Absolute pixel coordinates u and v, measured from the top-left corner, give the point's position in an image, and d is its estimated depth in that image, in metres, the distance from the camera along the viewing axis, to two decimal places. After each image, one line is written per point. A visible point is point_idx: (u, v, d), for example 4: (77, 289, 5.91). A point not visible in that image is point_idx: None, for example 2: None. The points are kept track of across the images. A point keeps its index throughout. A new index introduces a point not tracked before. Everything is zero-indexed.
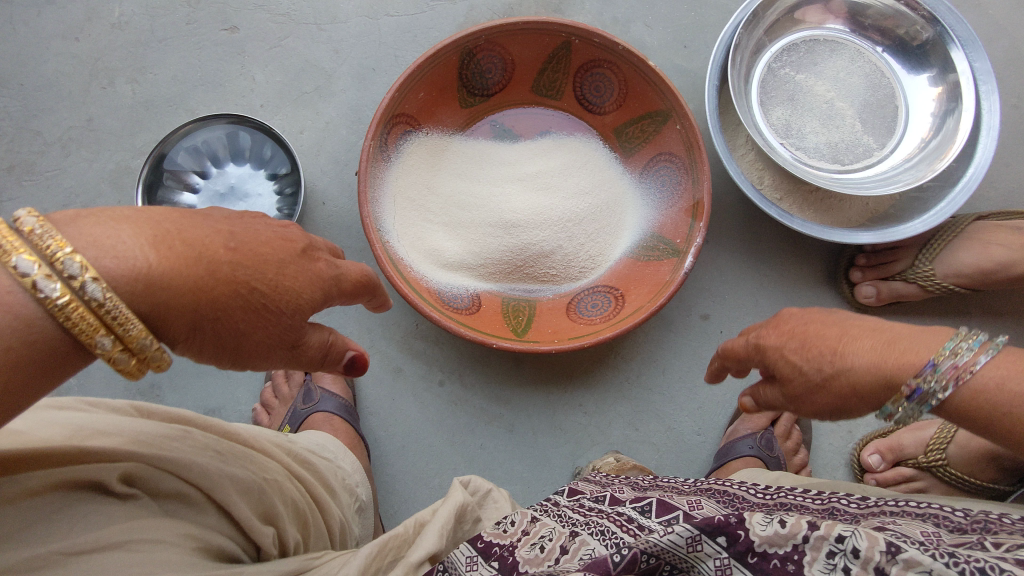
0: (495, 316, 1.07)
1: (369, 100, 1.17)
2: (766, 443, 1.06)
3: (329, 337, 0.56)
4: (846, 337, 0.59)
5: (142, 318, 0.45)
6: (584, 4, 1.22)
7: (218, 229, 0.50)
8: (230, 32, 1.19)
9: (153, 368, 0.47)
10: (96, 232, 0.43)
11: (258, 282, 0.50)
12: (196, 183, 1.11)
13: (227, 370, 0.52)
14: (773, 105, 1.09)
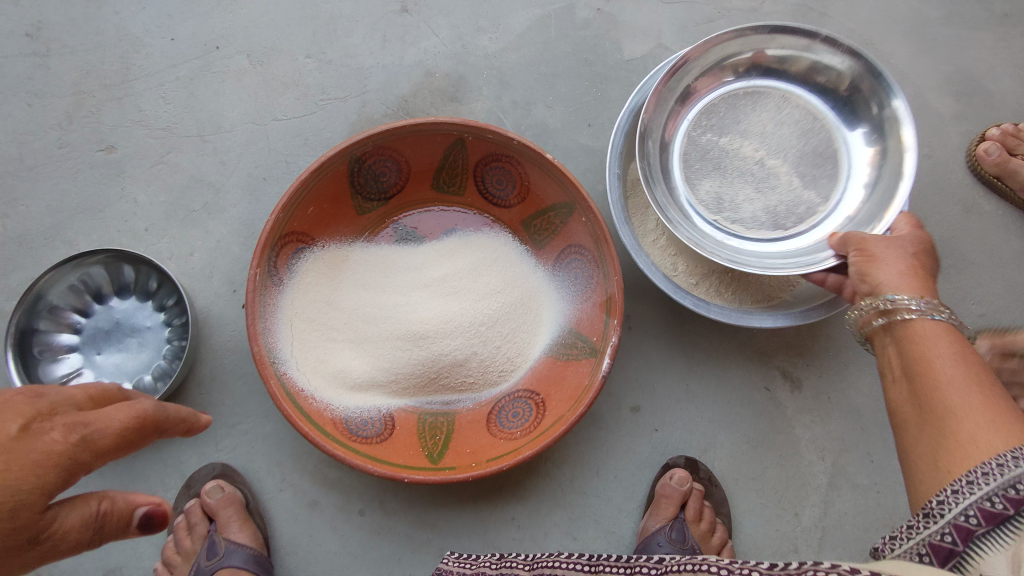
0: (411, 438, 1.00)
1: (262, 212, 1.11)
2: (679, 534, 1.00)
3: (97, 506, 0.57)
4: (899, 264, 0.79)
5: None
6: (481, 89, 1.17)
7: None
8: (107, 152, 1.11)
9: None
10: None
11: None
12: (78, 322, 1.03)
13: None
14: (700, 177, 1.01)
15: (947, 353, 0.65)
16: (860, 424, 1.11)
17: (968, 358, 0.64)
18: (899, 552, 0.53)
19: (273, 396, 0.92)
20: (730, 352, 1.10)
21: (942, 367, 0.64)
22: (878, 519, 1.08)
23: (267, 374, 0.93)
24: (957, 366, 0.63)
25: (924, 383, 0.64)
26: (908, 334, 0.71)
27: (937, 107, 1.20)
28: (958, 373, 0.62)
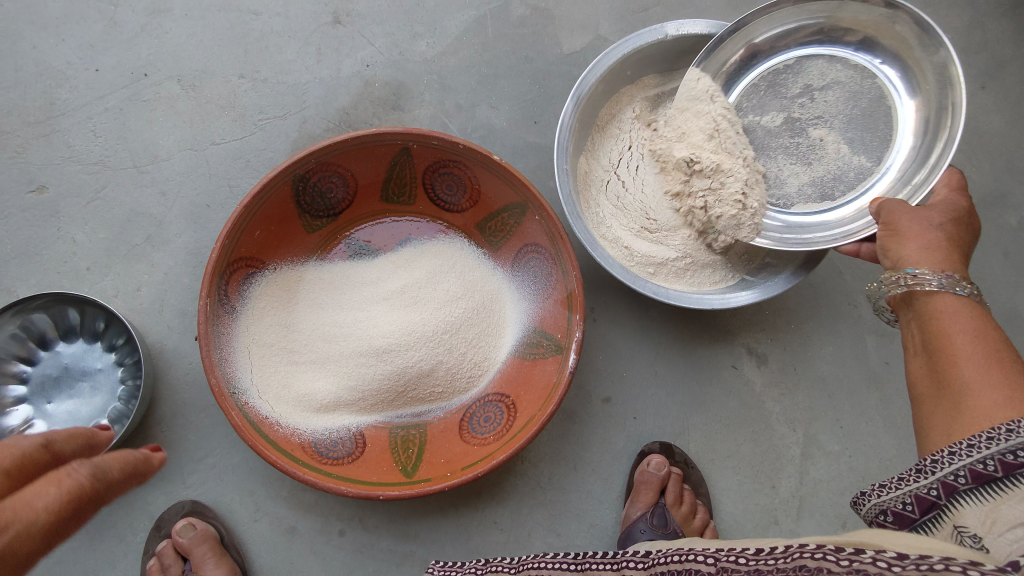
0: (383, 455, 0.98)
1: (209, 240, 1.07)
2: (660, 519, 1.01)
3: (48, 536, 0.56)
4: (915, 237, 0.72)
5: None
6: (423, 96, 1.16)
7: None
8: (38, 193, 1.07)
9: None
10: None
11: None
12: (24, 371, 0.99)
13: None
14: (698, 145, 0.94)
15: (967, 331, 0.62)
16: (826, 393, 1.13)
17: (990, 335, 0.61)
18: (885, 498, 0.62)
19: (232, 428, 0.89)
20: (694, 334, 1.12)
21: (962, 345, 0.61)
22: (853, 483, 1.11)
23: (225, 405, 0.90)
24: (977, 344, 0.60)
25: (942, 360, 0.61)
26: (927, 314, 0.66)
27: None
28: (978, 352, 0.59)
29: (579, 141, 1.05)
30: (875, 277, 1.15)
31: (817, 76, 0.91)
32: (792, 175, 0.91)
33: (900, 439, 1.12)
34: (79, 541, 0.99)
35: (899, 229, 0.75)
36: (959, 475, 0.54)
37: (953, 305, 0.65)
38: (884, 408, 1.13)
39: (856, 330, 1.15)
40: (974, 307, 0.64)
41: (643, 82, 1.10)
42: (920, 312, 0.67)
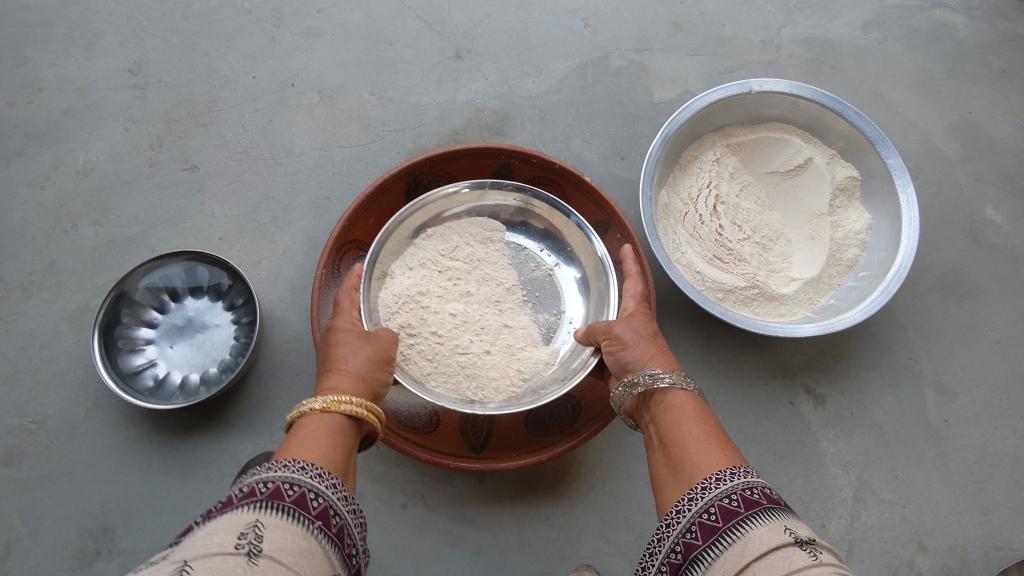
0: (453, 433, 1.06)
1: (325, 228, 1.22)
2: None
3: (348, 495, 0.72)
4: (686, 424, 0.79)
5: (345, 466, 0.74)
6: (524, 126, 1.28)
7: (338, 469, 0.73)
8: (190, 172, 1.24)
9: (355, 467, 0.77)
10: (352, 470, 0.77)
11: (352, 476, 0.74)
12: (154, 319, 1.14)
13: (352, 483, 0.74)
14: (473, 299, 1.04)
15: (691, 422, 0.80)
16: (882, 441, 1.15)
17: (708, 425, 0.79)
18: None
19: (366, 385, 0.87)
20: (754, 368, 1.17)
21: (688, 434, 0.78)
22: (903, 534, 1.11)
23: (354, 364, 0.86)
24: (694, 429, 0.78)
25: (676, 445, 0.78)
26: (660, 408, 0.84)
27: (944, 149, 1.28)
28: (700, 437, 0.77)
29: (663, 174, 1.16)
30: (937, 337, 1.20)
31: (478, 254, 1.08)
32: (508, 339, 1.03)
33: (955, 497, 1.13)
34: (174, 478, 1.11)
35: (625, 340, 0.92)
36: (693, 529, 0.66)
37: (681, 399, 0.83)
38: (940, 464, 1.14)
39: (916, 385, 1.18)
40: (697, 400, 0.83)
41: (725, 131, 1.20)
42: (654, 409, 0.85)
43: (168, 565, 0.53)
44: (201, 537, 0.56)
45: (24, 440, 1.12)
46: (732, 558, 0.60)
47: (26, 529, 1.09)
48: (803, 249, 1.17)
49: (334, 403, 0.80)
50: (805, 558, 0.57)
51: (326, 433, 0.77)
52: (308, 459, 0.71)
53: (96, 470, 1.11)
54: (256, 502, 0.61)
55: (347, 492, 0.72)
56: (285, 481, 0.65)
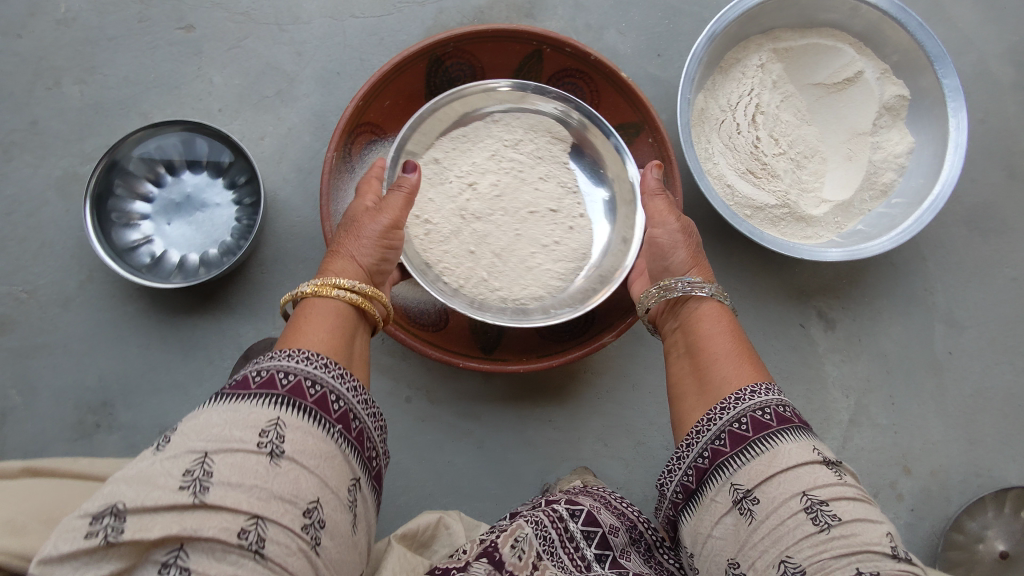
0: (463, 332, 1.04)
1: (334, 106, 1.13)
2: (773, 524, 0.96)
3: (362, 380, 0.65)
4: (716, 338, 0.71)
5: (346, 343, 0.66)
6: (556, 10, 1.17)
7: (345, 347, 0.65)
8: (185, 32, 1.13)
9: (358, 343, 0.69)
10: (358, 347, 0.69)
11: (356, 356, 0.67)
12: (150, 192, 1.07)
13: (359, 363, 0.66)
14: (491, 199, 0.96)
15: (724, 333, 0.72)
16: (885, 368, 1.16)
17: (738, 338, 0.71)
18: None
19: (366, 271, 0.77)
20: (770, 288, 1.15)
21: (716, 346, 0.70)
22: (892, 457, 1.14)
23: (353, 248, 0.77)
24: (722, 342, 0.70)
25: (704, 359, 0.70)
26: (691, 318, 0.75)
27: (998, 74, 1.20)
28: (732, 350, 0.69)
29: (703, 76, 1.08)
30: (956, 270, 1.18)
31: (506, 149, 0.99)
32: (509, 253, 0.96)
33: (947, 427, 1.16)
34: (174, 357, 1.08)
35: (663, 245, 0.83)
36: (722, 437, 0.61)
37: (713, 311, 0.75)
38: (938, 394, 1.16)
39: (927, 315, 1.17)
40: (729, 313, 0.75)
41: (774, 33, 1.11)
42: (683, 320, 0.76)
43: (188, 453, 0.50)
44: (219, 424, 0.52)
45: (15, 309, 1.08)
46: (758, 467, 0.57)
47: (22, 398, 1.07)
48: (838, 170, 1.12)
49: (326, 286, 0.70)
50: (829, 476, 0.56)
51: (326, 318, 0.67)
52: (311, 347, 0.62)
53: (92, 344, 1.08)
54: (275, 397, 0.55)
55: (364, 391, 0.62)
56: (306, 375, 0.58)
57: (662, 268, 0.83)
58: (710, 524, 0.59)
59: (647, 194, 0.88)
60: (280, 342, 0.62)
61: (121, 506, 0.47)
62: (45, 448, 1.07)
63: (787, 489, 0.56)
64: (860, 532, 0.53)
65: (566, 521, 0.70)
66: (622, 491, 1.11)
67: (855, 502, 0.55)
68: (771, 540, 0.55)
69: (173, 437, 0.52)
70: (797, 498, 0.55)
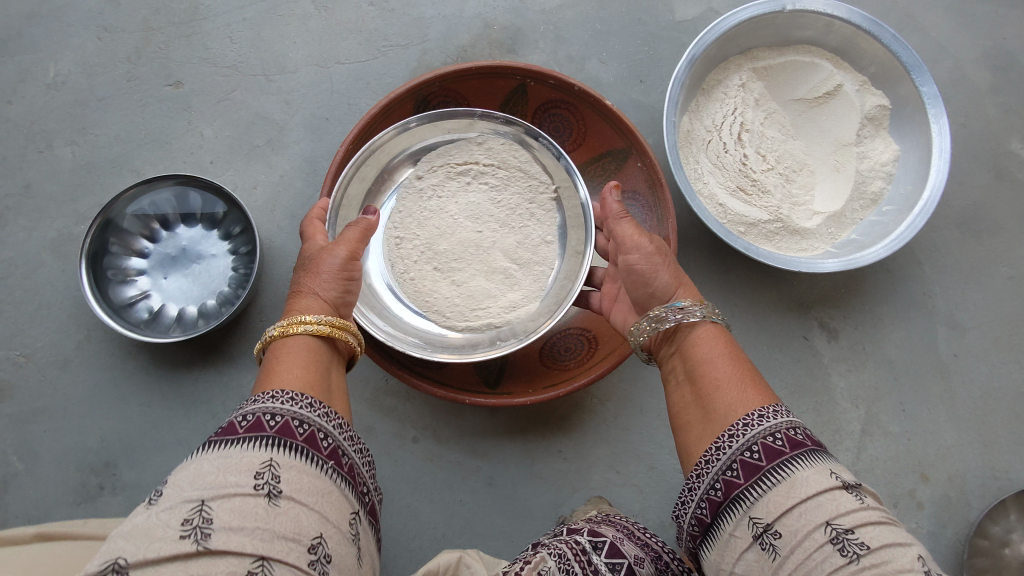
0: (465, 367, 1.03)
1: (324, 152, 1.14)
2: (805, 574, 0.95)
3: (345, 408, 0.64)
4: (714, 364, 0.70)
5: (320, 377, 0.65)
6: (537, 44, 1.19)
7: (320, 381, 0.64)
8: (174, 88, 1.14)
9: (333, 374, 0.68)
10: (336, 380, 0.67)
11: (334, 389, 0.65)
12: (146, 248, 1.07)
13: (338, 395, 0.65)
14: (456, 229, 0.98)
15: (724, 356, 0.71)
16: (892, 376, 1.15)
17: (737, 360, 0.71)
18: None
19: (332, 304, 0.75)
20: (769, 302, 1.15)
21: (717, 371, 0.70)
22: (907, 465, 1.13)
23: (315, 283, 0.75)
24: (722, 368, 0.70)
25: (705, 387, 0.69)
26: (688, 342, 0.75)
27: (974, 79, 1.23)
28: (733, 375, 0.69)
29: (686, 99, 1.10)
30: (953, 272, 1.18)
31: (469, 174, 1.00)
32: (484, 277, 0.97)
33: (959, 430, 1.15)
34: (175, 411, 1.07)
35: (644, 268, 0.82)
36: (733, 467, 0.60)
37: (710, 333, 0.74)
38: (947, 398, 1.15)
39: (929, 319, 1.17)
40: (728, 335, 0.75)
41: (752, 53, 1.13)
42: (681, 345, 0.76)
43: (183, 502, 0.49)
44: (212, 471, 0.51)
45: (13, 373, 1.07)
46: (777, 498, 0.56)
47: (23, 464, 1.06)
48: (826, 182, 1.13)
49: (293, 323, 0.69)
50: (852, 501, 0.55)
51: (300, 357, 0.66)
52: (289, 385, 0.61)
53: (92, 404, 1.07)
54: (266, 437, 0.54)
55: (347, 424, 0.61)
56: (295, 415, 0.57)
57: (648, 294, 0.82)
58: (733, 559, 0.58)
59: (611, 218, 0.87)
60: (256, 388, 0.61)
61: (123, 562, 0.45)
62: (48, 514, 1.04)
63: (811, 519, 0.55)
64: (891, 558, 0.52)
65: (589, 553, 0.68)
66: (638, 519, 1.09)
67: (881, 526, 0.54)
68: (800, 574, 0.53)
69: (164, 490, 0.51)
70: (822, 529, 0.54)
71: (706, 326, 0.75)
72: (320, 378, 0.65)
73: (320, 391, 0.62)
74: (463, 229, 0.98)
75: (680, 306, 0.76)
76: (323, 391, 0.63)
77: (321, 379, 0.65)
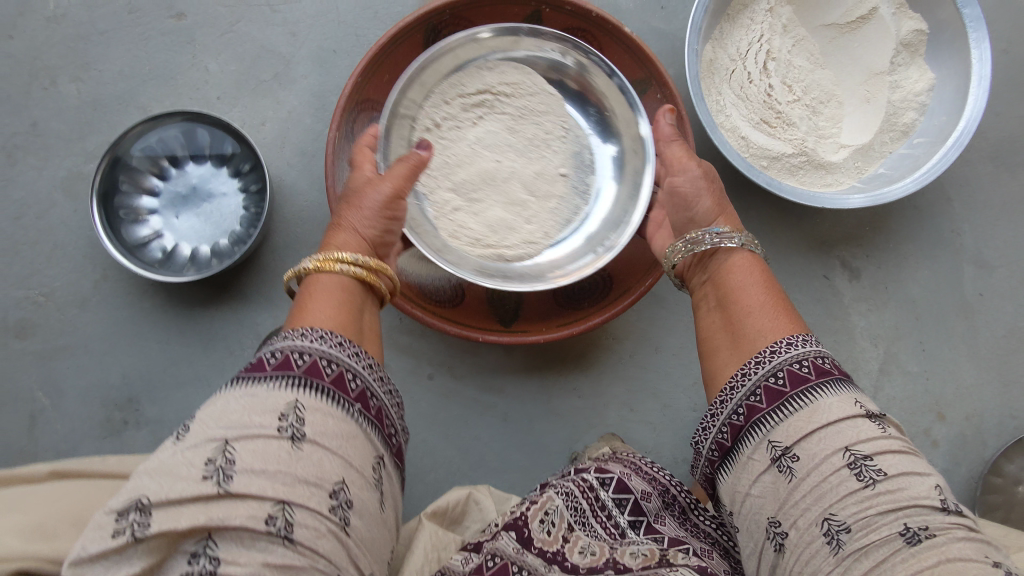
0: (481, 306, 1.02)
1: (332, 86, 1.11)
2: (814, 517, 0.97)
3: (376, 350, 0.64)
4: (749, 290, 0.69)
5: (354, 318, 0.65)
6: None
7: (353, 322, 0.64)
8: (177, 20, 1.10)
9: (365, 314, 0.68)
10: (367, 320, 0.67)
11: (365, 329, 0.65)
12: (156, 187, 1.06)
13: (369, 337, 0.65)
14: (489, 155, 0.94)
15: (758, 284, 0.70)
16: (914, 315, 1.13)
17: (771, 288, 0.69)
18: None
19: (370, 243, 0.74)
20: (791, 240, 1.12)
21: (749, 298, 0.68)
22: (925, 404, 1.12)
23: (354, 219, 0.75)
24: (757, 295, 0.68)
25: (737, 312, 0.68)
26: (721, 269, 0.73)
27: (1020, 1, 1.15)
28: (765, 303, 0.67)
29: (710, 26, 1.04)
30: (984, 209, 1.14)
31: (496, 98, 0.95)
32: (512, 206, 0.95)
33: (980, 370, 1.13)
34: (194, 349, 1.08)
35: (688, 190, 0.80)
36: (757, 393, 0.59)
37: (747, 262, 0.72)
38: (969, 337, 1.13)
39: (956, 257, 1.14)
40: (762, 265, 0.73)
41: None
42: (714, 271, 0.74)
43: (206, 442, 0.49)
44: (237, 410, 0.51)
45: (33, 312, 1.09)
46: (798, 422, 0.56)
47: (49, 400, 1.08)
48: (855, 113, 1.08)
49: (330, 260, 0.68)
50: (874, 430, 0.55)
51: (332, 295, 0.66)
52: (320, 325, 0.60)
53: (112, 342, 1.08)
54: (291, 377, 0.54)
55: (379, 367, 0.61)
56: (323, 355, 0.57)
57: (686, 219, 0.80)
58: (748, 481, 0.58)
59: (662, 140, 0.87)
60: (287, 324, 0.61)
61: (145, 501, 0.46)
62: (77, 447, 1.08)
63: (829, 445, 0.55)
64: (908, 486, 0.52)
65: (596, 489, 0.69)
66: (652, 455, 1.10)
67: (902, 455, 0.54)
68: (814, 497, 0.54)
69: (192, 425, 0.52)
70: (840, 453, 0.54)
71: (744, 254, 0.73)
72: (353, 319, 0.64)
73: (352, 333, 0.62)
74: (504, 154, 0.94)
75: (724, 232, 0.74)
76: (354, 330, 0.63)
77: (353, 321, 0.64)
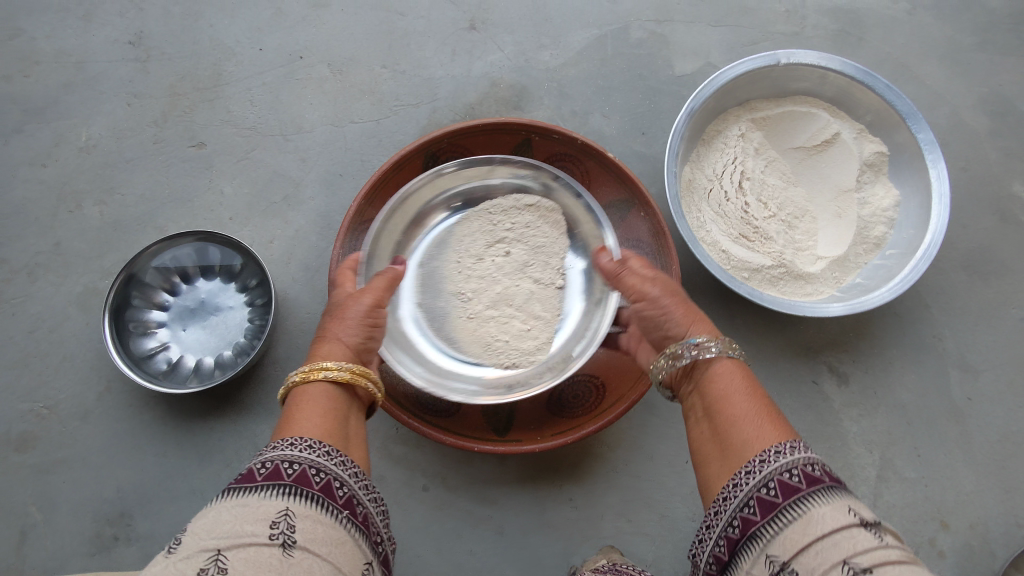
0: (475, 416, 1.04)
1: (338, 206, 1.18)
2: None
3: (362, 457, 0.67)
4: (736, 398, 0.71)
5: (340, 425, 0.68)
6: (543, 100, 1.24)
7: (340, 431, 0.66)
8: (197, 148, 1.20)
9: (352, 420, 0.71)
10: (354, 428, 0.70)
11: (352, 437, 0.68)
12: (166, 301, 1.11)
13: (356, 445, 0.67)
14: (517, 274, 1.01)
15: (744, 391, 0.72)
16: (906, 420, 1.14)
17: (756, 394, 0.72)
18: None
19: (353, 349, 0.78)
20: (777, 347, 1.16)
21: (735, 404, 0.71)
22: (926, 512, 1.11)
23: (339, 330, 0.78)
24: (742, 404, 0.70)
25: (722, 423, 0.70)
26: (706, 378, 0.76)
27: (972, 124, 1.25)
28: (753, 411, 0.69)
29: (687, 150, 1.13)
30: (962, 315, 1.18)
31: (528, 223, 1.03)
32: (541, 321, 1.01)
33: (978, 476, 1.13)
34: (190, 462, 1.09)
35: (663, 304, 0.84)
36: (751, 504, 0.60)
37: (728, 368, 0.75)
38: (963, 442, 1.14)
39: (940, 361, 1.16)
40: (745, 368, 0.76)
41: (750, 104, 1.17)
42: (698, 380, 0.77)
43: (200, 551, 0.49)
44: (229, 520, 0.52)
45: (35, 424, 1.10)
46: (793, 536, 0.54)
47: (42, 514, 1.08)
48: (828, 227, 1.14)
49: (315, 370, 0.71)
50: (871, 540, 0.52)
51: (319, 405, 0.68)
52: (308, 434, 0.63)
53: (110, 455, 1.09)
54: (284, 487, 0.55)
55: (364, 475, 0.63)
56: (311, 464, 0.59)
57: (661, 335, 0.84)
58: None
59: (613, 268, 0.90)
60: (277, 433, 0.63)
61: None
62: (65, 564, 1.06)
63: (827, 558, 0.51)
64: None
65: None
66: (651, 569, 1.08)
67: (903, 566, 0.50)
68: None
69: (183, 539, 0.52)
70: (839, 568, 0.50)
71: (723, 362, 0.76)
72: (342, 429, 0.67)
73: (339, 441, 0.65)
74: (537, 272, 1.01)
75: (696, 342, 0.78)
76: (342, 439, 0.65)
77: (339, 429, 0.67)
